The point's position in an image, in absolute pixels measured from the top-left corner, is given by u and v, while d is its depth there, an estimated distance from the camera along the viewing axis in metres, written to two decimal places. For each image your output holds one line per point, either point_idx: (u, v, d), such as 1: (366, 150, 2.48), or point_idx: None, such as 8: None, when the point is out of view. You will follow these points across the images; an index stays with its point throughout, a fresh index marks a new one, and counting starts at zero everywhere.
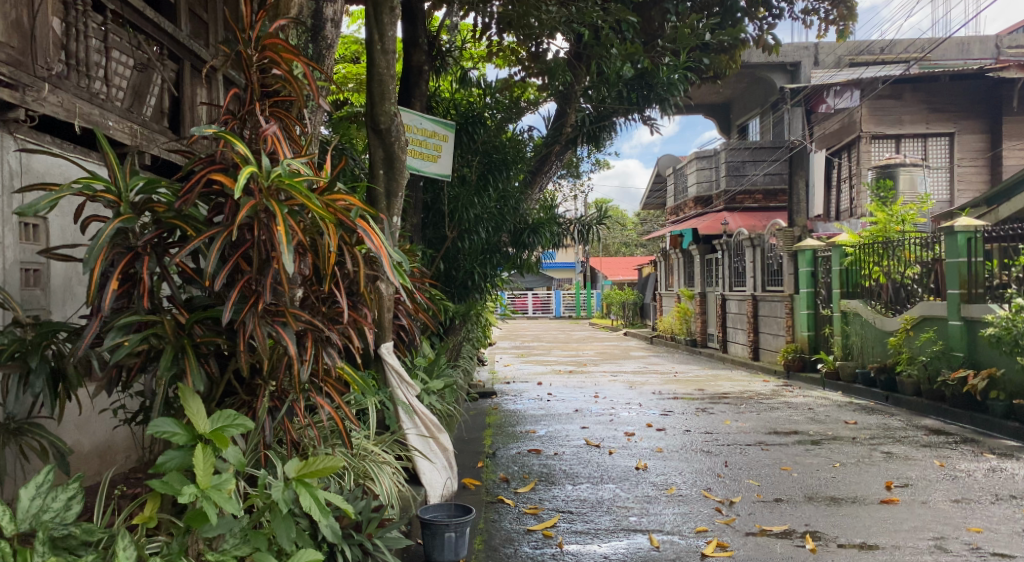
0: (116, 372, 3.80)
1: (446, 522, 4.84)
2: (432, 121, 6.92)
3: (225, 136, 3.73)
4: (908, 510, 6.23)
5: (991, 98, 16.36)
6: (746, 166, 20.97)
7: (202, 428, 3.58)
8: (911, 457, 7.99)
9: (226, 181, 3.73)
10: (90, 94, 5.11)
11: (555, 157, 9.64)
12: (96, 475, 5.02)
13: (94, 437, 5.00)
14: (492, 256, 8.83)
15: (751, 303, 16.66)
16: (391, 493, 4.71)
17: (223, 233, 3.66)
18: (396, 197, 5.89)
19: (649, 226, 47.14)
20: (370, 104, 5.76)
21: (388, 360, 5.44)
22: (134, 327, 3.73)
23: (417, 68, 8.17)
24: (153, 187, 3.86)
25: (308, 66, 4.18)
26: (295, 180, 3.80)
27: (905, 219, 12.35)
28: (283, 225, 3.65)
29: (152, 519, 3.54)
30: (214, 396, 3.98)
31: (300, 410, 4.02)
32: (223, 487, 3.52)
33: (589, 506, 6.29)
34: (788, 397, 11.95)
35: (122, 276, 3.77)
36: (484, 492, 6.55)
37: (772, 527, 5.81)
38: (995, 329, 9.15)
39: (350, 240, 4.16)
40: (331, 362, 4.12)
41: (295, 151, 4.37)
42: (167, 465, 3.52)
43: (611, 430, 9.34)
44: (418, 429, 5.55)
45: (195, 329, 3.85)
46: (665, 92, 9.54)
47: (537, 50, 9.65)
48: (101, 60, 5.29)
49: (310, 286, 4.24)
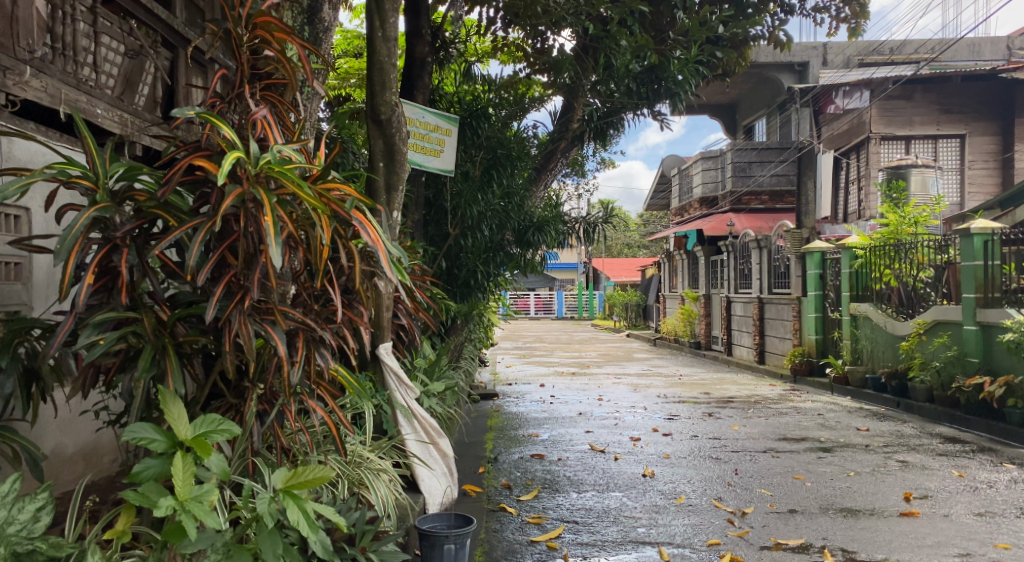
0: (92, 373, 3.53)
1: (446, 533, 4.52)
2: (435, 114, 6.66)
3: (208, 117, 3.49)
4: (930, 524, 5.96)
5: (1004, 99, 16.07)
6: (753, 166, 20.71)
7: (183, 435, 3.32)
8: (927, 467, 7.72)
9: (211, 167, 3.48)
10: (78, 80, 4.82)
11: (561, 154, 9.38)
12: (82, 478, 4.76)
13: (77, 440, 4.72)
14: (495, 255, 8.58)
15: (757, 306, 16.40)
16: (387, 502, 4.45)
17: (207, 224, 3.40)
18: (396, 191, 5.63)
19: (652, 228, 46.86)
20: (370, 94, 5.49)
21: (387, 361, 5.19)
22: (112, 324, 3.46)
23: (420, 60, 7.90)
24: (134, 174, 3.60)
25: (302, 48, 3.94)
26: (286, 168, 3.55)
27: (917, 221, 12.09)
28: (271, 215, 3.41)
29: (124, 534, 3.29)
30: (198, 399, 3.72)
31: (291, 415, 3.77)
32: (204, 499, 3.26)
33: (595, 515, 6.02)
34: (796, 402, 11.66)
35: (98, 270, 3.51)
36: (485, 499, 6.27)
37: (788, 541, 5.54)
38: (1013, 335, 8.92)
39: (345, 233, 3.92)
40: (325, 364, 3.86)
41: (288, 138, 4.12)
42: (142, 475, 3.27)
43: (616, 435, 9.08)
44: (417, 434, 5.28)
45: (178, 327, 3.59)
46: (676, 85, 9.31)
47: (542, 47, 9.42)
48: (90, 45, 4.96)
49: (302, 282, 4.01)
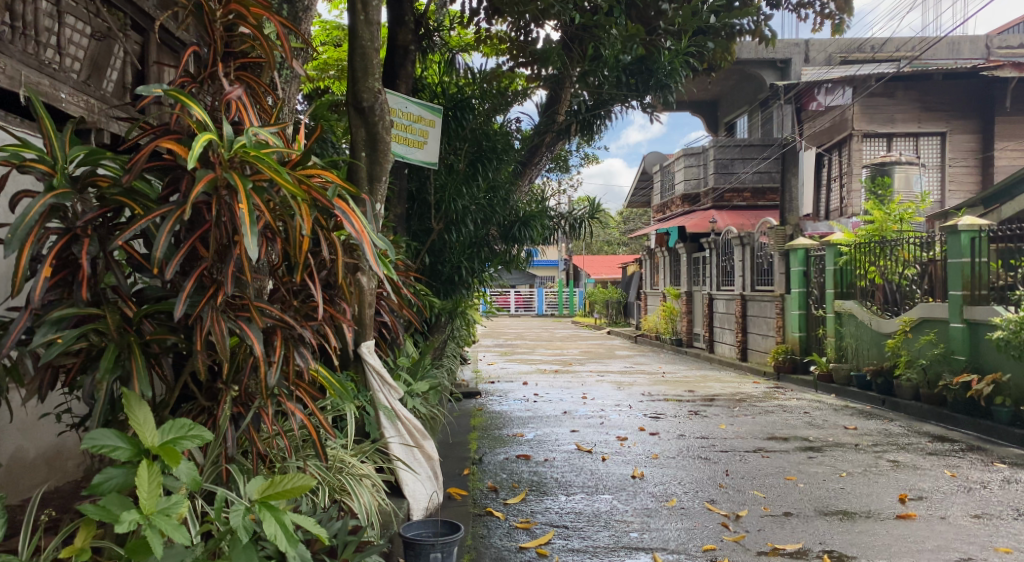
0: (51, 373, 3.27)
1: (432, 541, 4.26)
2: (418, 104, 6.40)
3: (176, 96, 3.22)
4: (928, 527, 5.80)
5: (985, 97, 16.01)
6: (735, 164, 20.43)
7: (149, 442, 3.07)
8: (919, 467, 7.55)
9: (180, 151, 3.22)
10: (39, 62, 4.53)
11: (546, 148, 9.17)
12: (46, 485, 4.51)
13: (38, 444, 4.45)
14: (480, 251, 8.32)
15: (740, 303, 16.27)
16: (370, 510, 4.19)
17: (175, 213, 3.14)
18: (379, 182, 5.39)
19: (632, 225, 46.83)
20: (352, 80, 5.22)
21: (369, 360, 4.91)
22: (72, 322, 3.21)
23: (403, 48, 7.65)
24: (96, 158, 3.34)
25: (281, 25, 3.69)
26: (263, 152, 3.30)
27: (902, 218, 11.90)
28: (246, 203, 3.15)
29: (84, 551, 3.02)
30: (167, 401, 3.46)
31: (268, 419, 3.52)
32: (172, 512, 3.00)
33: (586, 520, 5.80)
34: (781, 399, 11.50)
35: (57, 261, 3.24)
36: (471, 503, 6.04)
37: (785, 546, 5.36)
38: (1002, 333, 8.72)
39: (326, 223, 3.68)
40: (304, 364, 3.62)
41: (264, 121, 3.87)
42: (105, 486, 3.02)
43: (602, 434, 8.87)
44: (400, 437, 5.04)
45: (144, 325, 3.33)
46: (666, 77, 9.10)
47: (526, 39, 9.19)
48: (53, 25, 4.66)
49: (280, 277, 3.79)
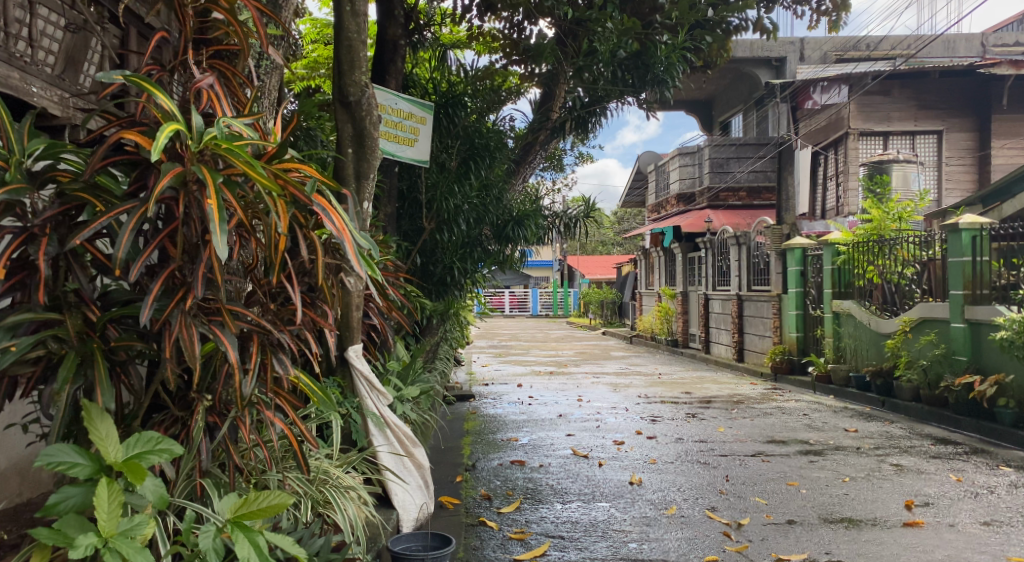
0: (8, 383, 3.06)
1: (421, 557, 4.04)
2: (409, 100, 6.16)
3: (141, 83, 3.02)
4: (937, 535, 5.60)
5: (981, 95, 15.83)
6: (730, 163, 20.22)
7: (112, 458, 2.87)
8: (923, 471, 7.36)
9: (144, 142, 3.02)
10: (7, 56, 4.28)
11: (540, 145, 8.93)
12: (17, 498, 4.30)
13: (8, 454, 4.24)
14: (472, 251, 8.09)
15: (735, 304, 16.09)
16: (356, 524, 3.97)
17: (139, 209, 2.93)
18: (367, 179, 5.17)
19: (626, 226, 46.66)
20: (337, 74, 5.00)
21: (356, 365, 4.72)
22: (29, 327, 3.00)
23: (392, 42, 7.42)
24: (57, 151, 3.14)
25: (256, 11, 3.49)
26: (235, 145, 3.09)
27: (900, 217, 11.73)
28: (216, 198, 2.94)
29: None
30: (136, 412, 3.26)
31: (245, 428, 3.31)
32: (134, 534, 2.81)
33: (582, 529, 5.60)
34: (779, 401, 11.30)
35: (13, 263, 3.04)
36: (464, 513, 5.84)
37: (790, 556, 5.16)
38: (1006, 333, 8.51)
39: (306, 221, 3.47)
40: (283, 371, 3.42)
41: (240, 113, 3.68)
42: (62, 506, 2.82)
43: (599, 438, 8.66)
44: (390, 446, 4.83)
45: (109, 330, 3.13)
46: (663, 72, 8.91)
47: (518, 36, 8.95)
48: (24, 17, 4.41)
49: (257, 279, 3.58)
